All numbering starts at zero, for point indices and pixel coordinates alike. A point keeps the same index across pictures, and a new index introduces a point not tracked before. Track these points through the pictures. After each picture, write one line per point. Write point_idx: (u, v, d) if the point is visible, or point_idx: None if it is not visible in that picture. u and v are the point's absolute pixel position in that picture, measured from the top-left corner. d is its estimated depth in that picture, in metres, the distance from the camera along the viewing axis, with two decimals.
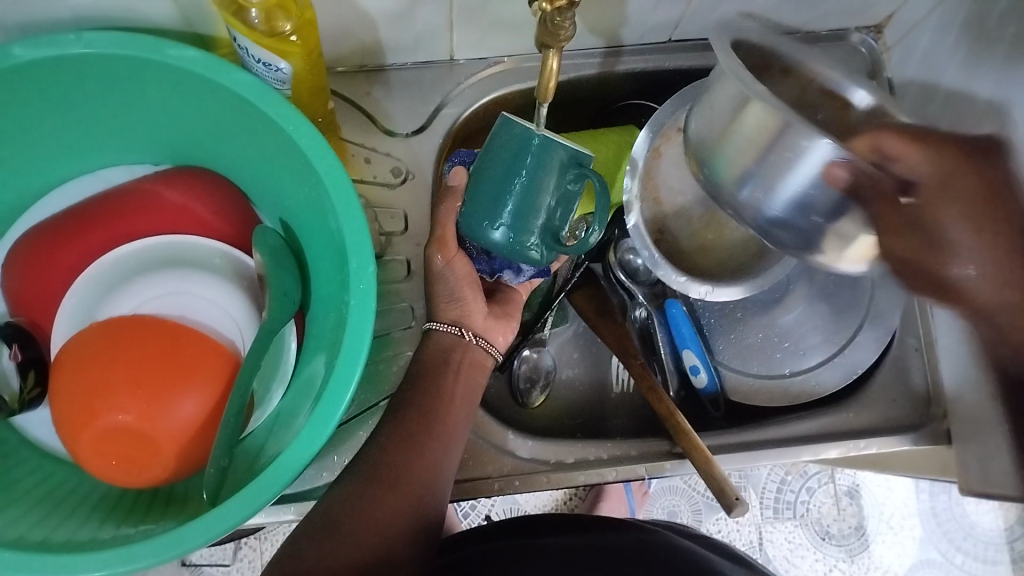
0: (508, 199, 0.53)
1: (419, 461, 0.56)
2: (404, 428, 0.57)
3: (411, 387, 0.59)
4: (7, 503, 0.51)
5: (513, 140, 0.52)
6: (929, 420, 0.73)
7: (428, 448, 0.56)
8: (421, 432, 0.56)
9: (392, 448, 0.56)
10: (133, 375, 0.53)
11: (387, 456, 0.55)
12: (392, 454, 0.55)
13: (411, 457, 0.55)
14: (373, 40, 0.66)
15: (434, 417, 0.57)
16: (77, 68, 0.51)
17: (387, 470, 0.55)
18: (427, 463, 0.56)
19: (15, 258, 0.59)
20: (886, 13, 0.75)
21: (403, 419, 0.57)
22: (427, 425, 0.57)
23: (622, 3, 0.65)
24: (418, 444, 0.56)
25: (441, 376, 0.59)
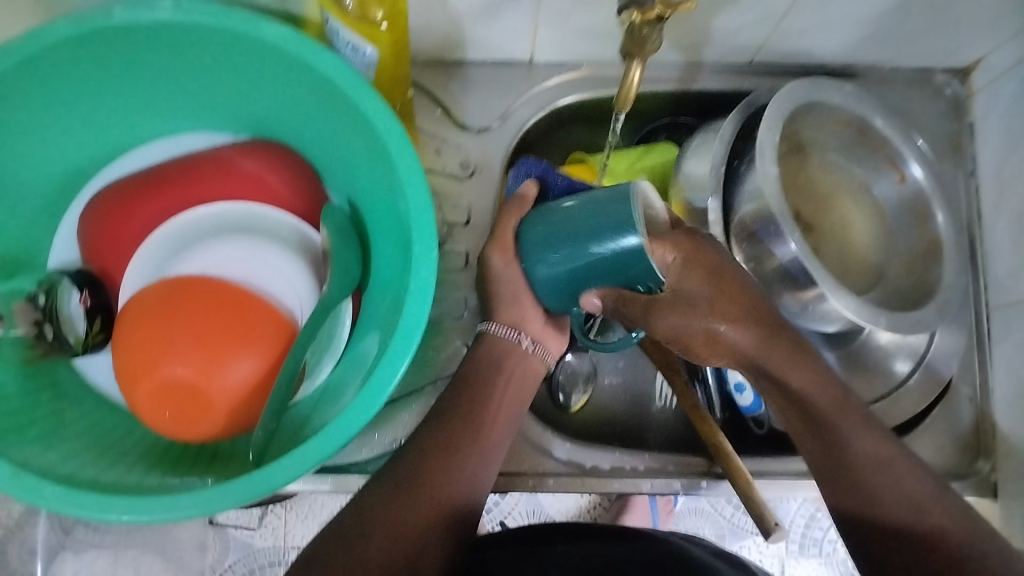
0: (562, 251, 0.54)
1: (452, 473, 0.54)
2: (441, 437, 0.56)
3: (465, 387, 0.59)
4: (60, 443, 0.53)
5: (612, 212, 0.50)
6: (976, 469, 0.71)
7: (463, 458, 0.55)
8: (459, 439, 0.56)
9: (428, 457, 0.55)
10: (193, 333, 0.55)
11: (423, 464, 0.54)
12: (429, 464, 0.54)
13: (444, 470, 0.54)
14: (457, 33, 0.67)
15: (475, 426, 0.57)
16: (175, 33, 0.53)
17: (420, 474, 0.54)
18: (462, 472, 0.55)
19: (94, 210, 0.61)
20: (976, 57, 0.73)
21: (443, 428, 0.56)
22: (466, 434, 0.56)
23: (708, 20, 0.65)
24: (451, 456, 0.55)
25: (491, 384, 0.59)
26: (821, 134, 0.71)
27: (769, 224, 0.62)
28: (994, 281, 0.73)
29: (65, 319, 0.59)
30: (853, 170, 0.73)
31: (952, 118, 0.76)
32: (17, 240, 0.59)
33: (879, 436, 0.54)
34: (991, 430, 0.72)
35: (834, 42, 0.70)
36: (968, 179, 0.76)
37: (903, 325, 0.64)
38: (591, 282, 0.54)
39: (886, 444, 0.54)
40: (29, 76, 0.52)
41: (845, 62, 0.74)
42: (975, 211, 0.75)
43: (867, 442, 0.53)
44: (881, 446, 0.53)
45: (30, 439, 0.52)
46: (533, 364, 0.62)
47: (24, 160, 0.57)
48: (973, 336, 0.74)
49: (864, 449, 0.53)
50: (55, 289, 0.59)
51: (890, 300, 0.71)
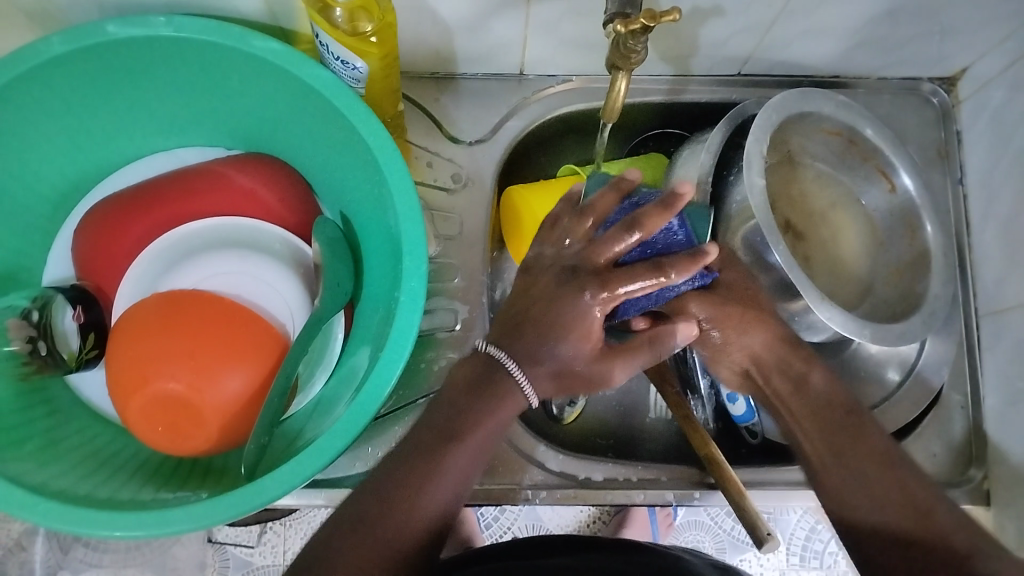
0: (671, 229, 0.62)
1: (402, 528, 0.48)
2: (392, 490, 0.49)
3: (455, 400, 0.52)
4: (54, 457, 0.54)
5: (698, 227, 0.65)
6: (970, 477, 0.71)
7: (415, 509, 0.49)
8: (414, 486, 0.49)
9: (376, 515, 0.48)
10: (187, 347, 0.55)
11: (367, 523, 0.48)
12: (374, 526, 0.48)
13: (393, 528, 0.48)
14: (447, 48, 0.67)
15: (434, 467, 0.50)
16: (168, 50, 0.54)
17: (358, 537, 0.47)
18: (417, 524, 0.49)
19: (88, 226, 0.61)
20: (961, 66, 0.74)
21: (397, 477, 0.49)
22: (421, 480, 0.49)
23: (695, 31, 0.66)
24: (404, 510, 0.48)
25: (463, 423, 0.52)
26: (811, 144, 0.71)
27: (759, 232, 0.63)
28: (985, 288, 0.73)
29: (59, 335, 0.59)
30: (841, 180, 0.74)
31: (939, 127, 0.77)
32: (12, 257, 0.60)
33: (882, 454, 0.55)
34: (984, 437, 0.71)
35: (820, 53, 0.71)
36: (956, 186, 0.76)
37: (891, 333, 0.65)
38: None
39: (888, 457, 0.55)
40: (22, 94, 0.53)
41: (832, 72, 0.75)
42: (964, 219, 0.75)
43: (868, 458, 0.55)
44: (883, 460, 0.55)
45: (23, 453, 0.52)
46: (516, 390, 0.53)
47: (18, 178, 0.58)
48: (964, 344, 0.74)
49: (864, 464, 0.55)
50: (48, 306, 0.59)
51: (878, 311, 0.71)
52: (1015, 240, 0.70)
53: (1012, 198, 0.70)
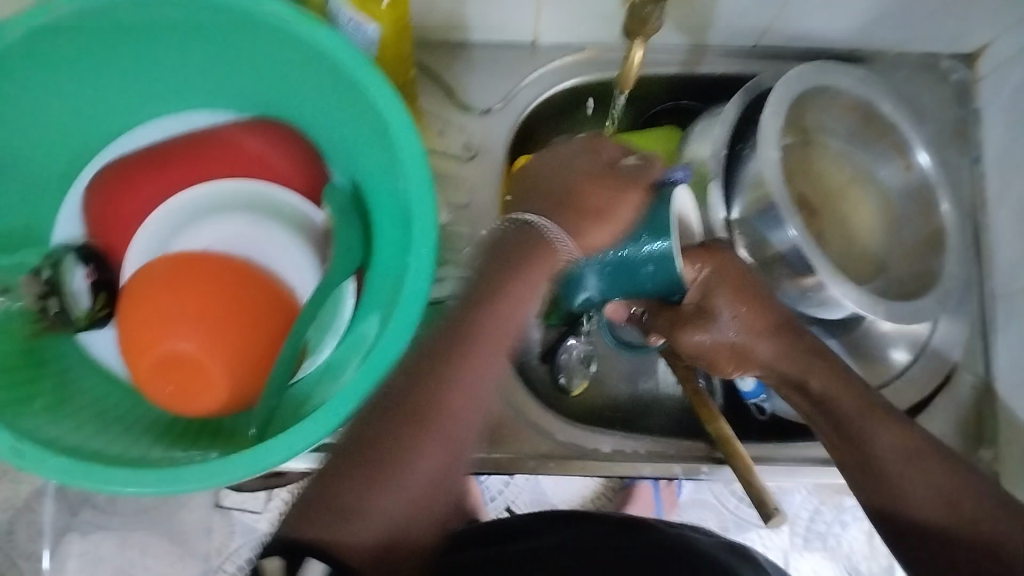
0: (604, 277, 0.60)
1: (429, 438, 0.46)
2: (414, 397, 0.46)
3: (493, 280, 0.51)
4: (65, 416, 0.54)
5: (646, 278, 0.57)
6: (978, 457, 0.71)
7: (436, 426, 0.46)
8: (432, 396, 0.47)
9: (395, 427, 0.46)
10: (197, 308, 0.55)
11: (391, 439, 0.46)
12: (401, 439, 0.45)
13: (418, 438, 0.46)
14: (462, 14, 0.67)
15: (448, 369, 0.47)
16: (184, 10, 0.54)
17: (381, 454, 0.45)
18: (444, 431, 0.46)
19: (100, 186, 0.62)
20: (982, 42, 0.73)
21: (415, 386, 0.47)
22: (437, 389, 0.47)
23: (713, 1, 0.65)
24: (428, 420, 0.46)
25: (477, 321, 0.49)
26: (828, 119, 0.71)
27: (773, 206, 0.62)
28: (998, 267, 0.73)
29: (70, 294, 0.60)
30: (856, 157, 0.73)
31: (959, 104, 0.76)
32: (25, 216, 0.60)
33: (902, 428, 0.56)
34: (993, 416, 0.71)
35: (840, 25, 0.70)
36: (973, 165, 0.75)
37: (902, 311, 0.64)
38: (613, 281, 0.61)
39: (909, 435, 0.56)
40: (35, 49, 0.52)
41: (851, 46, 0.74)
42: (980, 198, 0.75)
43: (890, 434, 0.56)
44: (905, 438, 0.55)
45: (35, 410, 0.52)
46: (540, 263, 0.51)
47: (30, 136, 0.58)
48: (976, 324, 0.73)
49: (887, 441, 0.56)
50: (58, 266, 0.60)
51: (891, 290, 0.71)
52: None
53: None
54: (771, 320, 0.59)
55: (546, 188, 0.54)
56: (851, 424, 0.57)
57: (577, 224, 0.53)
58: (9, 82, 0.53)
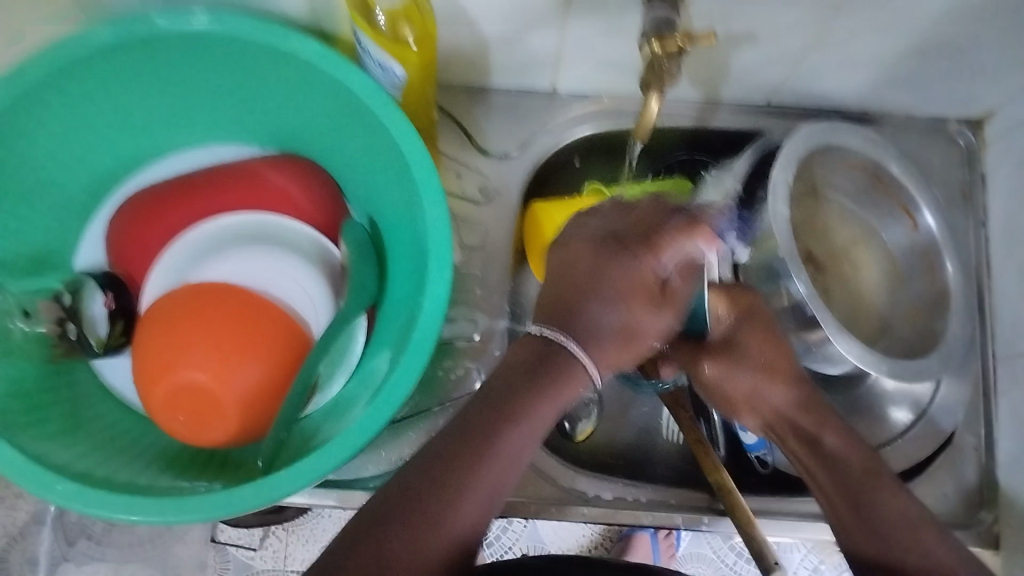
0: None
1: (435, 528, 0.45)
2: (420, 488, 0.46)
3: (516, 375, 0.50)
4: (75, 440, 0.54)
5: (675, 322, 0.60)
6: (979, 518, 0.70)
7: (441, 519, 0.45)
8: (444, 496, 0.46)
9: (401, 522, 0.45)
10: (212, 339, 0.56)
11: (394, 525, 0.45)
12: (404, 526, 0.45)
13: (424, 528, 0.45)
14: (483, 62, 0.69)
15: (464, 469, 0.47)
16: (214, 47, 0.56)
17: (382, 537, 0.44)
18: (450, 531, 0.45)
19: (123, 214, 0.63)
20: (989, 109, 0.75)
21: (432, 485, 0.46)
22: (451, 490, 0.46)
23: (729, 58, 0.67)
24: (436, 518, 0.45)
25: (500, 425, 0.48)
26: (836, 177, 0.72)
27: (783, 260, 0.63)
28: (1002, 329, 0.73)
29: (87, 319, 0.60)
30: (863, 216, 0.74)
31: (965, 168, 0.77)
32: (47, 240, 0.61)
33: (903, 496, 0.56)
34: (995, 479, 0.71)
35: (851, 86, 0.72)
36: (979, 228, 0.76)
37: (907, 367, 0.65)
38: None
39: (910, 503, 0.56)
40: (69, 81, 0.54)
41: (860, 107, 0.76)
42: (985, 260, 0.76)
43: (893, 502, 0.56)
44: (905, 506, 0.56)
45: (46, 433, 0.53)
46: (567, 390, 0.50)
47: (57, 164, 0.59)
48: (980, 385, 0.74)
49: (891, 509, 0.55)
50: (78, 292, 0.60)
51: (895, 348, 0.71)
52: None
53: None
54: (792, 372, 0.62)
55: (571, 311, 0.51)
56: (860, 487, 0.57)
57: (609, 350, 0.51)
58: (42, 112, 0.55)
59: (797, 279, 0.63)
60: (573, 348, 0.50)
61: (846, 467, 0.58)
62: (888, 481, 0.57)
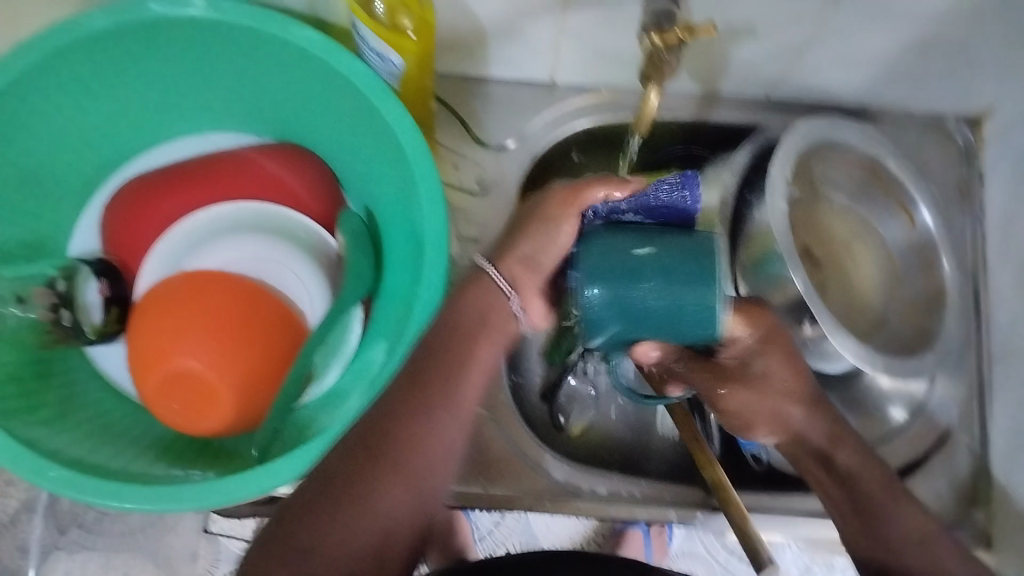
0: (613, 294, 0.47)
1: (399, 467, 0.46)
2: (380, 432, 0.47)
3: (452, 311, 0.52)
4: (68, 427, 0.54)
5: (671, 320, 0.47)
6: (973, 514, 0.70)
7: (410, 455, 0.47)
8: (408, 430, 0.47)
9: (365, 469, 0.46)
10: (206, 327, 0.56)
11: (356, 470, 0.46)
12: (368, 470, 0.46)
13: (388, 468, 0.46)
14: (481, 50, 0.68)
15: (425, 401, 0.48)
16: (210, 32, 0.55)
17: (346, 485, 0.45)
18: (419, 464, 0.47)
19: (117, 201, 0.63)
20: (988, 106, 0.74)
21: (393, 418, 0.47)
22: (415, 423, 0.47)
23: (728, 50, 0.67)
24: (400, 455, 0.46)
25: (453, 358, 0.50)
26: (835, 174, 0.72)
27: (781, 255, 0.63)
28: (998, 327, 0.73)
29: (82, 307, 0.60)
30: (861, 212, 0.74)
31: (962, 165, 0.77)
32: (41, 226, 0.61)
33: (917, 514, 0.55)
34: (989, 475, 0.71)
35: (850, 83, 0.71)
36: (976, 226, 0.76)
37: (901, 364, 0.65)
38: (637, 323, 0.48)
39: (923, 520, 0.55)
40: (65, 66, 0.54)
41: (859, 103, 0.76)
42: (981, 258, 0.76)
43: (907, 518, 0.55)
44: (920, 523, 0.55)
45: (38, 419, 0.53)
46: (501, 321, 0.53)
47: (52, 152, 0.59)
48: (975, 381, 0.74)
49: (903, 524, 0.55)
50: (73, 278, 0.60)
51: (891, 344, 0.71)
52: None
53: None
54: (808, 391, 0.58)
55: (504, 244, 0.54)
56: (872, 503, 0.56)
57: (519, 267, 0.53)
58: (38, 98, 0.54)
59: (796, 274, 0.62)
60: (499, 279, 0.53)
61: (856, 483, 0.57)
62: (902, 497, 0.56)
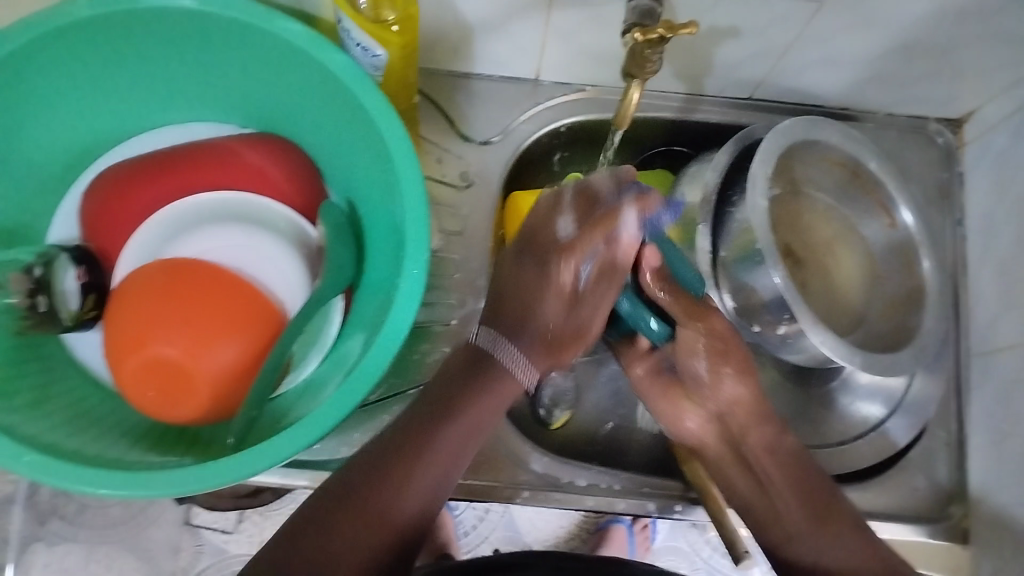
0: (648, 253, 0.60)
1: (365, 523, 0.47)
2: (346, 486, 0.48)
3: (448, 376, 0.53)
4: (43, 413, 0.54)
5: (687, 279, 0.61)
6: (950, 513, 0.71)
7: (387, 509, 0.48)
8: (393, 478, 0.49)
9: (335, 521, 0.47)
10: (185, 316, 0.56)
11: (328, 522, 0.47)
12: (337, 519, 0.47)
13: (352, 523, 0.47)
14: (466, 47, 0.69)
15: (405, 460, 0.49)
16: (196, 23, 0.55)
17: (313, 537, 0.46)
18: (409, 504, 0.49)
19: (97, 188, 0.62)
20: (969, 109, 0.75)
21: (393, 450, 0.50)
22: (400, 478, 0.49)
23: (710, 50, 0.67)
24: (361, 508, 0.47)
25: (436, 421, 0.51)
26: (816, 173, 0.73)
27: (766, 254, 0.63)
28: (976, 328, 0.74)
29: (60, 294, 0.59)
30: (845, 211, 0.75)
31: (943, 167, 0.78)
32: (20, 212, 0.60)
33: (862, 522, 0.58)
34: (966, 477, 0.72)
35: (832, 83, 0.72)
36: (956, 227, 0.77)
37: (881, 363, 0.65)
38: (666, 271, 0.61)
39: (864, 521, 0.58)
40: (48, 51, 0.54)
41: (842, 104, 0.76)
42: (962, 260, 0.76)
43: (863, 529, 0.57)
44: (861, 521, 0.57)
45: (13, 405, 0.52)
46: (501, 384, 0.54)
47: (32, 137, 0.58)
48: (953, 381, 0.74)
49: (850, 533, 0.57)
50: (52, 265, 0.59)
51: (868, 343, 0.72)
52: (1010, 282, 0.70)
53: (1011, 243, 0.70)
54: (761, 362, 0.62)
55: (519, 327, 0.55)
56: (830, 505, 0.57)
57: (543, 358, 0.57)
58: (20, 84, 0.54)
59: (775, 272, 0.63)
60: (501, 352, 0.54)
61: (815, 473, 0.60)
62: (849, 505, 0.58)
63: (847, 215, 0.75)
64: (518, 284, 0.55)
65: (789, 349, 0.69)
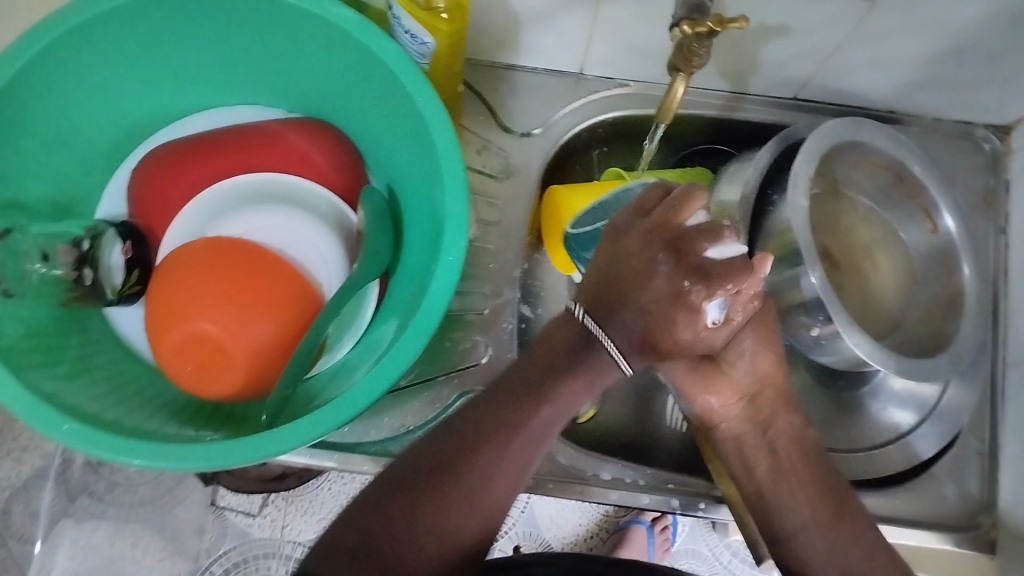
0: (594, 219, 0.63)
1: (461, 495, 0.48)
2: (441, 451, 0.49)
3: (546, 355, 0.52)
4: (83, 382, 0.55)
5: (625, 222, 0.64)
6: (979, 523, 0.70)
7: (483, 486, 0.48)
8: (488, 456, 0.49)
9: (432, 489, 0.47)
10: (225, 291, 0.57)
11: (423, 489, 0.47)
12: (435, 487, 0.47)
13: (449, 493, 0.47)
14: (512, 38, 0.69)
15: (499, 439, 0.49)
16: (247, 6, 0.56)
17: (416, 498, 0.47)
18: (498, 485, 0.49)
19: (145, 166, 0.64)
20: (1017, 116, 0.74)
21: (488, 425, 0.50)
22: (496, 455, 0.49)
23: (757, 48, 0.66)
24: (461, 483, 0.48)
25: (528, 404, 0.51)
26: (858, 175, 0.72)
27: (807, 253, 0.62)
28: (1015, 338, 0.73)
29: (105, 268, 0.60)
30: (885, 215, 0.74)
31: (988, 173, 0.77)
32: (68, 186, 0.61)
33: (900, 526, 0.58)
34: (998, 488, 0.71)
35: (879, 85, 0.71)
36: (998, 236, 0.76)
37: (917, 368, 0.64)
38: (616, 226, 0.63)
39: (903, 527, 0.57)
40: (102, 27, 0.54)
41: (887, 107, 0.75)
42: (1002, 268, 0.75)
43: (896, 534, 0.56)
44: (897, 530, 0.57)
45: (57, 373, 0.54)
46: (598, 375, 0.52)
47: (83, 116, 0.59)
48: (989, 391, 0.73)
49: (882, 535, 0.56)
50: (99, 238, 0.60)
51: (905, 349, 0.71)
52: None
53: None
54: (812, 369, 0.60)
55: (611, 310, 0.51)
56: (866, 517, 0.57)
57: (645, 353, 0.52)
58: (74, 62, 0.55)
59: (815, 273, 0.62)
60: (607, 343, 0.51)
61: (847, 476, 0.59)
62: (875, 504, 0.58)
63: (887, 219, 0.74)
64: (620, 273, 0.50)
65: (823, 351, 0.68)
